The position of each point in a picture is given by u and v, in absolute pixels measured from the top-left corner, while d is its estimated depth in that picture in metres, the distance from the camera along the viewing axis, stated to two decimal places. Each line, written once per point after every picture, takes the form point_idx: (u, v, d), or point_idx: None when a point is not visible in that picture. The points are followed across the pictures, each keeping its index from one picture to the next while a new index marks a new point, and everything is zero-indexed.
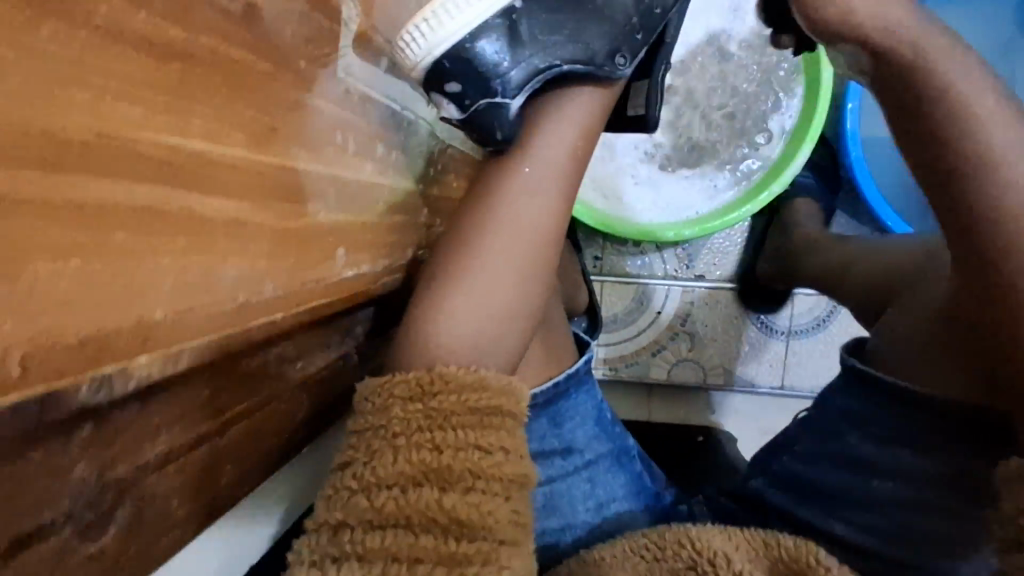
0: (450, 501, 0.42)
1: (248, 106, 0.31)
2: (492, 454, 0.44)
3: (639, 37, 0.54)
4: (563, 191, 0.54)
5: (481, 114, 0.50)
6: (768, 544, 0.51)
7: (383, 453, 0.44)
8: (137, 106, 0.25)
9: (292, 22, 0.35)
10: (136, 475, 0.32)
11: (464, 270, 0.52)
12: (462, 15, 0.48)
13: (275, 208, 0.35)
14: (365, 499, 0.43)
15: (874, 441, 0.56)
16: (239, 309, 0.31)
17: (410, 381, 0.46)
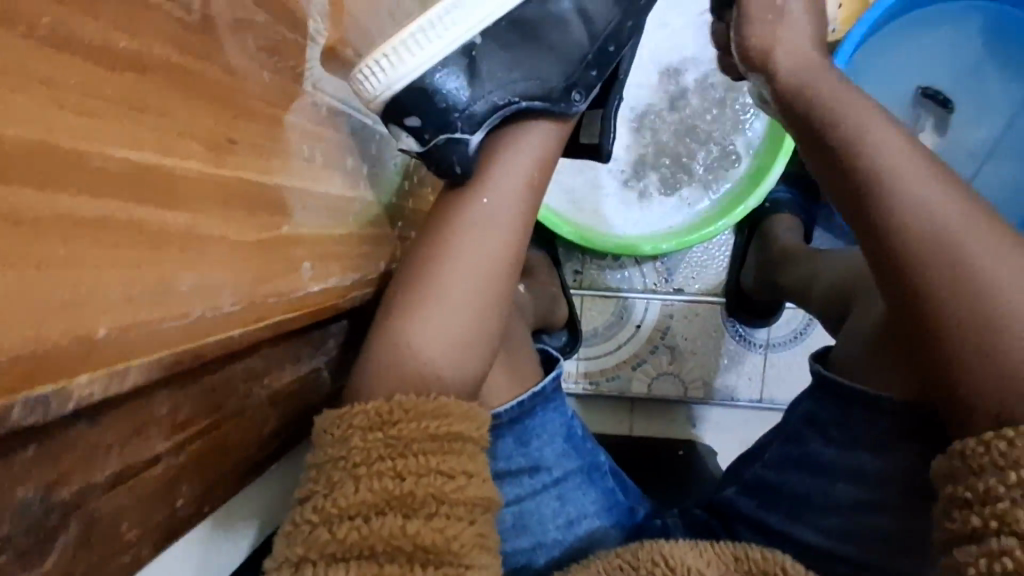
0: (414, 528, 0.42)
1: (211, 120, 0.31)
2: (455, 478, 0.44)
3: (594, 73, 0.58)
4: (519, 218, 0.54)
5: (438, 149, 0.53)
6: (737, 557, 0.51)
7: (343, 484, 0.44)
8: (84, 118, 0.24)
9: (251, 32, 0.35)
10: (85, 495, 0.31)
11: (426, 293, 0.51)
12: (422, 53, 0.51)
13: (243, 221, 0.35)
14: (326, 532, 0.42)
15: (835, 447, 0.59)
16: (191, 325, 0.31)
17: (369, 411, 0.45)
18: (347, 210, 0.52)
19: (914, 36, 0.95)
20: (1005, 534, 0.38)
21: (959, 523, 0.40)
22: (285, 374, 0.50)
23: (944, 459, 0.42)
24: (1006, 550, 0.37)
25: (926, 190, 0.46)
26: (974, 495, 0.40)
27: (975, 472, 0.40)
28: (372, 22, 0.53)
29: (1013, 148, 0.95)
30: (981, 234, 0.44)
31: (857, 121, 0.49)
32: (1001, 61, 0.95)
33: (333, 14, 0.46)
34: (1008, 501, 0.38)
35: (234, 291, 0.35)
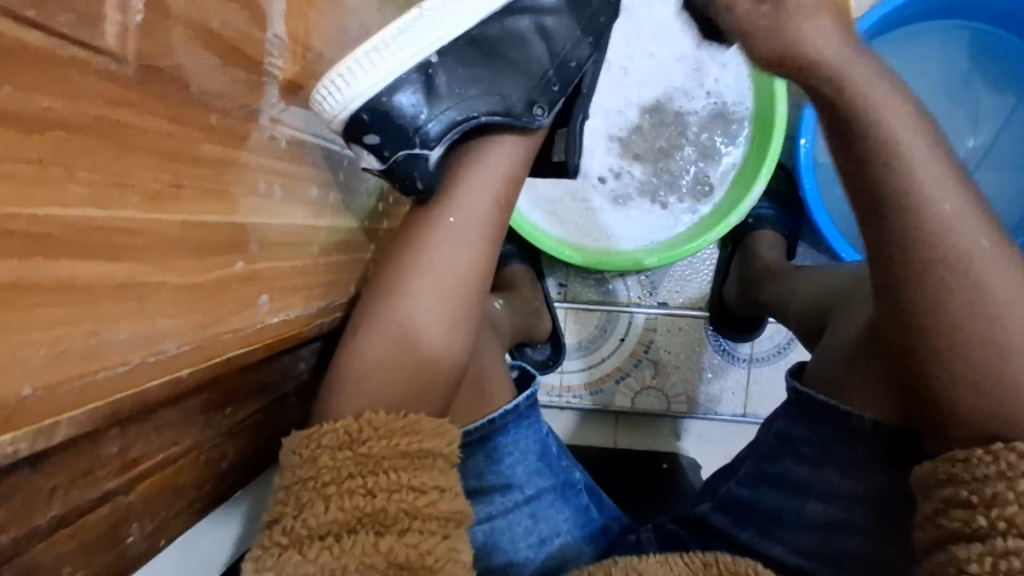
0: (387, 545, 0.40)
1: (150, 170, 0.32)
2: (427, 493, 0.43)
3: (556, 89, 0.57)
4: (490, 232, 0.54)
5: (400, 165, 0.52)
6: (706, 563, 0.55)
7: (313, 504, 0.42)
8: (3, 184, 0.25)
9: (195, 77, 0.35)
10: (23, 542, 0.31)
11: (391, 315, 0.51)
12: (377, 70, 0.49)
13: (190, 262, 0.36)
14: (297, 555, 0.40)
15: (804, 465, 0.60)
16: (131, 371, 0.32)
17: (338, 430, 0.44)
18: (311, 240, 0.51)
19: (898, 51, 0.95)
20: (1013, 535, 0.38)
21: (958, 527, 0.40)
22: (249, 403, 0.49)
23: (941, 467, 0.42)
24: (1012, 549, 0.37)
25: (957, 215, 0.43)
26: (979, 497, 0.40)
27: (979, 476, 0.40)
28: (337, 52, 0.53)
29: (994, 166, 0.95)
30: (1000, 255, 0.43)
31: (912, 134, 0.44)
32: (983, 79, 0.95)
33: (293, 48, 0.46)
34: (1016, 506, 0.38)
35: (179, 336, 0.35)
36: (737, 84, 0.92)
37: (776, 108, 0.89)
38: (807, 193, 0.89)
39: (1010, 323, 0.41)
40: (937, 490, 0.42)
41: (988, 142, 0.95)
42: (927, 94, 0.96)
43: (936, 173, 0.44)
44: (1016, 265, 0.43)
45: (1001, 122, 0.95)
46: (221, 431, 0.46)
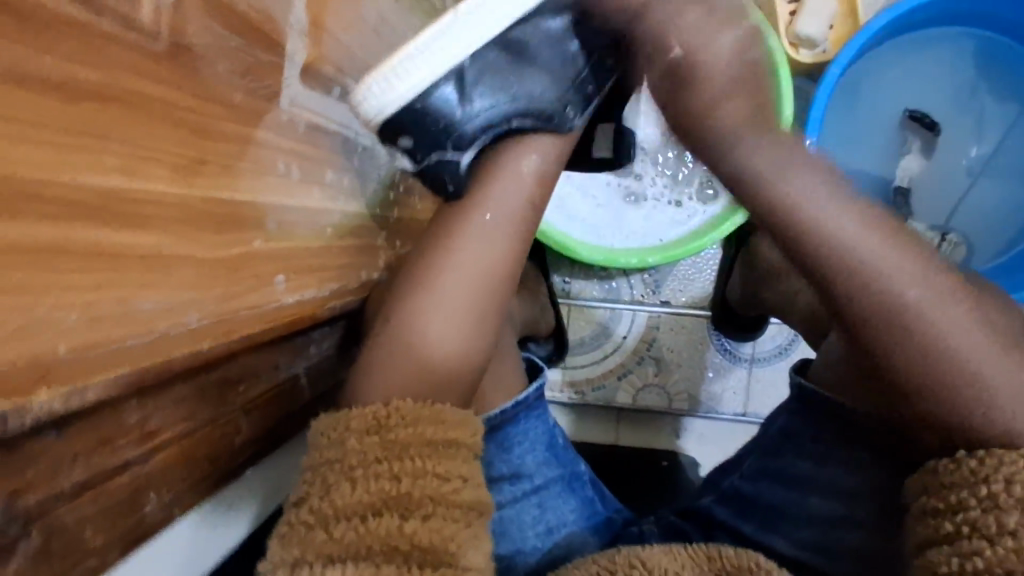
0: (411, 527, 0.39)
1: (177, 144, 0.33)
2: (451, 481, 0.42)
3: (589, 88, 0.57)
4: (519, 235, 0.55)
5: (431, 167, 0.55)
6: (712, 557, 0.55)
7: (338, 485, 0.42)
8: (43, 148, 0.25)
9: (222, 56, 0.36)
10: (46, 504, 0.32)
11: (423, 304, 0.52)
12: (411, 78, 0.51)
13: (210, 237, 0.36)
14: (323, 534, 0.39)
15: (806, 459, 0.61)
16: (155, 341, 0.32)
17: (366, 415, 0.44)
18: (325, 224, 0.52)
19: (907, 59, 0.98)
20: (976, 538, 0.39)
21: (961, 531, 0.40)
22: (262, 381, 0.50)
23: (946, 471, 0.43)
24: (978, 551, 0.39)
25: (893, 268, 0.46)
26: (977, 499, 0.41)
27: (981, 479, 0.41)
28: (355, 40, 0.54)
29: (994, 176, 0.99)
30: (941, 296, 0.45)
31: (803, 182, 0.49)
32: (988, 90, 0.99)
33: (312, 32, 0.47)
34: (978, 511, 0.40)
35: (200, 309, 0.36)
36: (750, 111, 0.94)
37: None
38: None
39: (954, 346, 0.44)
40: (939, 495, 0.43)
41: (990, 152, 0.99)
42: (934, 101, 0.99)
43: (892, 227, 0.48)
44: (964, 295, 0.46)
45: (1003, 133, 0.99)
46: (236, 408, 0.47)
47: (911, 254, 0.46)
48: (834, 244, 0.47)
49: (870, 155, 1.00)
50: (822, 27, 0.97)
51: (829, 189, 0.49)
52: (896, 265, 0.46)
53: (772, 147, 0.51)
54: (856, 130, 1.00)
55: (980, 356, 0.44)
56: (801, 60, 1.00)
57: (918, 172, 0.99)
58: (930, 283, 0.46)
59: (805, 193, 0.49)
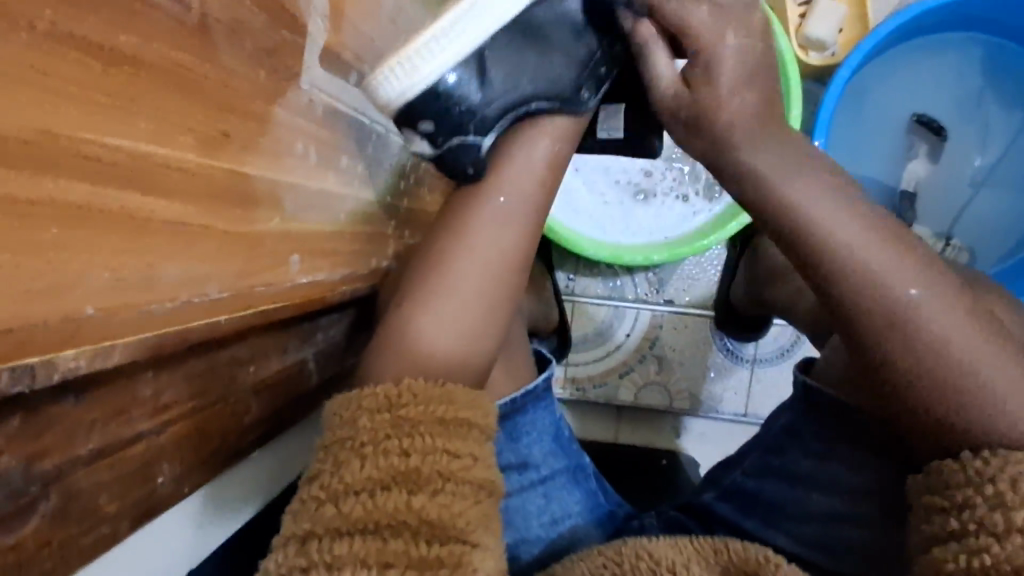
0: (419, 503, 0.40)
1: (204, 117, 0.33)
2: (461, 458, 0.43)
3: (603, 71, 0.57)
4: (532, 219, 0.56)
5: (451, 152, 0.54)
6: (718, 550, 0.56)
7: (348, 462, 0.42)
8: (79, 110, 0.26)
9: (249, 33, 0.37)
10: (64, 468, 0.32)
11: (436, 289, 0.53)
12: (437, 59, 0.50)
13: (230, 212, 0.37)
14: (332, 508, 0.40)
15: (807, 456, 0.62)
16: (178, 308, 0.33)
17: (377, 394, 0.45)
18: (339, 209, 0.52)
19: (916, 65, 0.99)
20: (983, 533, 0.41)
21: (968, 529, 0.41)
22: (271, 362, 0.51)
23: (948, 470, 0.44)
24: (984, 547, 0.40)
25: (888, 266, 0.46)
26: (982, 497, 0.42)
27: (986, 479, 0.42)
28: (372, 26, 0.55)
29: (996, 186, 1.00)
30: (937, 292, 0.46)
31: (810, 191, 0.48)
32: (994, 99, 0.99)
33: (331, 15, 0.47)
34: (986, 508, 0.41)
35: (220, 281, 0.37)
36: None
37: (791, 111, 0.90)
38: None
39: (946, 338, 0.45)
40: (941, 493, 0.44)
41: (994, 162, 1.00)
42: (940, 107, 1.00)
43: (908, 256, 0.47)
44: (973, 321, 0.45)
45: (1008, 143, 0.99)
46: (246, 387, 0.47)
47: (908, 258, 0.46)
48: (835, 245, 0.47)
49: (874, 159, 1.01)
50: (832, 30, 0.98)
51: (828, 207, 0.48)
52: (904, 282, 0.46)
53: (776, 148, 0.50)
54: (860, 135, 1.00)
55: (980, 355, 0.44)
56: (808, 62, 1.01)
57: (922, 176, 1.00)
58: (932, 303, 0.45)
59: (809, 198, 0.48)
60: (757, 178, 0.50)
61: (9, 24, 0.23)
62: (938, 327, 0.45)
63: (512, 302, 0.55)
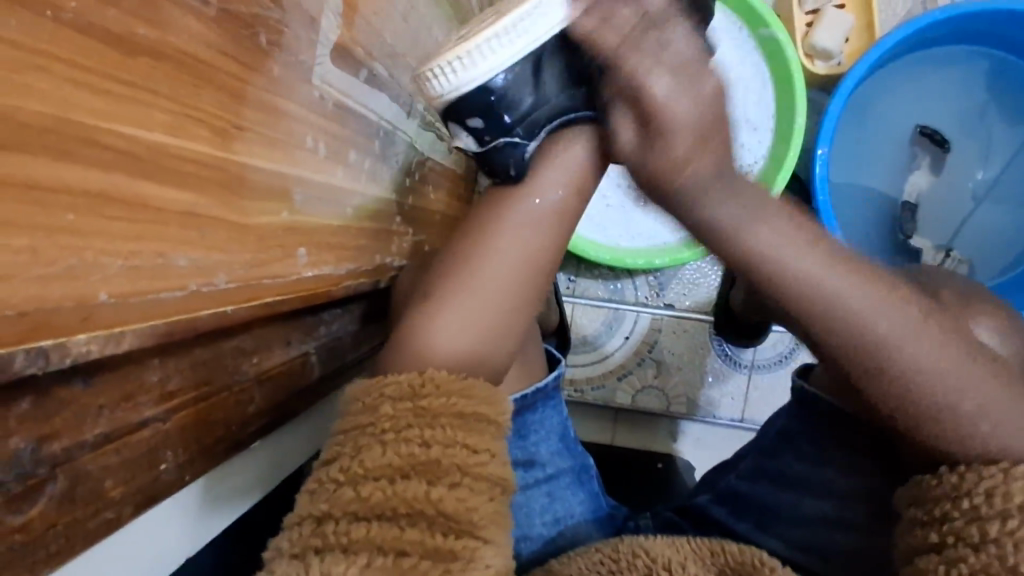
0: (438, 494, 0.41)
1: (218, 108, 0.34)
2: (479, 453, 0.43)
3: None
4: (562, 226, 0.56)
5: (496, 151, 0.55)
6: (715, 551, 0.56)
7: (369, 448, 0.42)
8: (97, 97, 0.26)
9: (263, 27, 0.37)
10: (73, 451, 0.33)
11: (458, 287, 0.53)
12: (493, 59, 0.52)
13: (241, 204, 0.37)
14: (350, 492, 0.41)
15: (800, 459, 0.63)
16: (187, 296, 0.33)
17: (400, 382, 0.45)
18: (347, 203, 0.53)
19: (921, 78, 1.00)
20: (961, 545, 0.44)
21: (946, 541, 0.45)
22: (275, 354, 0.51)
23: (930, 485, 0.47)
24: (960, 558, 0.43)
25: (874, 310, 0.46)
26: (959, 511, 0.45)
27: (963, 493, 0.45)
28: (384, 24, 0.55)
29: (997, 201, 1.01)
30: (929, 334, 0.47)
31: (786, 244, 0.47)
32: (998, 112, 1.00)
33: (344, 12, 0.48)
34: (963, 521, 0.44)
35: (229, 270, 0.37)
36: (760, 148, 0.95)
37: (796, 118, 0.92)
38: (819, 205, 0.91)
39: (926, 377, 0.46)
40: (921, 507, 0.48)
41: (996, 175, 1.00)
42: (945, 120, 1.01)
43: (901, 306, 0.47)
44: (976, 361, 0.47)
45: (1011, 156, 1.00)
46: (249, 377, 0.47)
47: (897, 305, 0.47)
48: (820, 298, 0.47)
49: (877, 170, 1.01)
50: (839, 40, 0.98)
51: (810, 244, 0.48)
52: (894, 330, 0.46)
53: (744, 198, 0.48)
54: (863, 147, 1.01)
55: (979, 393, 0.46)
56: (814, 71, 1.02)
57: (925, 188, 1.01)
58: (932, 348, 0.46)
59: (790, 244, 0.47)
60: (713, 227, 0.48)
61: (33, 11, 0.23)
62: (930, 367, 0.46)
63: (535, 301, 0.55)
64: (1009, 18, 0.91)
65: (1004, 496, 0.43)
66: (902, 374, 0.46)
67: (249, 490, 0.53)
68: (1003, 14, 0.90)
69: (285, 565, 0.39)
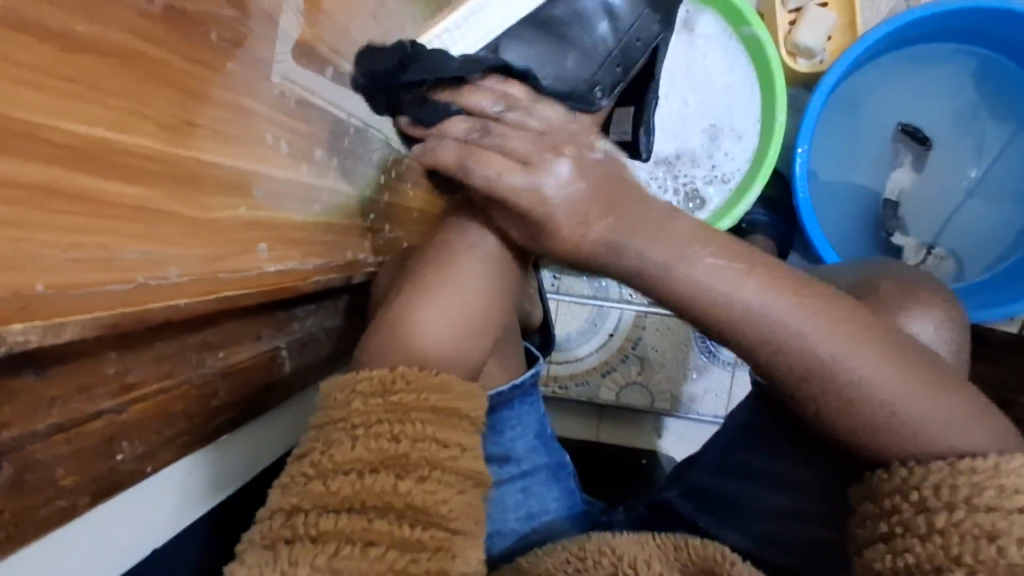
0: (406, 488, 0.41)
1: (168, 105, 0.35)
2: (449, 448, 0.44)
3: (619, 69, 0.60)
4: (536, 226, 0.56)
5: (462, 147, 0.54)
6: (677, 546, 0.58)
7: (339, 442, 0.43)
8: (35, 93, 0.27)
9: (215, 25, 0.38)
10: (24, 439, 0.33)
11: (437, 284, 0.53)
12: (473, 35, 0.55)
13: (193, 198, 0.38)
14: (320, 485, 0.41)
15: (760, 454, 0.63)
16: (135, 289, 0.34)
17: (372, 377, 0.45)
18: (314, 199, 0.54)
19: (913, 75, 1.00)
20: (907, 537, 0.43)
21: (896, 533, 0.44)
22: (243, 348, 0.52)
23: (879, 481, 0.46)
24: (906, 549, 0.43)
25: (816, 335, 0.45)
26: (909, 503, 0.44)
27: (910, 487, 0.44)
28: (352, 22, 0.56)
29: (985, 198, 1.01)
30: (884, 356, 0.45)
31: (724, 274, 0.46)
32: (989, 110, 1.00)
33: (306, 10, 0.48)
34: (911, 513, 0.43)
35: (182, 263, 0.38)
36: (742, 155, 0.96)
37: (776, 117, 0.92)
38: (800, 203, 0.91)
39: (875, 398, 0.45)
40: (872, 501, 0.47)
41: (985, 173, 1.01)
42: (936, 117, 1.01)
43: (855, 332, 0.46)
44: (935, 380, 0.46)
45: (1001, 154, 1.01)
46: (214, 371, 0.48)
47: (849, 334, 0.45)
48: (772, 333, 0.45)
49: (864, 168, 1.02)
50: (821, 38, 0.99)
51: (754, 280, 0.46)
52: (851, 360, 0.45)
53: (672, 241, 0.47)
54: (850, 146, 1.02)
55: (939, 409, 0.45)
56: (797, 69, 1.02)
57: (907, 185, 1.02)
58: (891, 375, 0.45)
59: (728, 279, 0.46)
60: (648, 270, 0.47)
61: None
62: (890, 391, 0.45)
63: (510, 300, 0.56)
64: (1005, 17, 0.91)
65: (950, 489, 0.42)
66: (853, 395, 0.45)
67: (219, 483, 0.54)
68: (996, 13, 0.90)
69: (256, 552, 0.40)
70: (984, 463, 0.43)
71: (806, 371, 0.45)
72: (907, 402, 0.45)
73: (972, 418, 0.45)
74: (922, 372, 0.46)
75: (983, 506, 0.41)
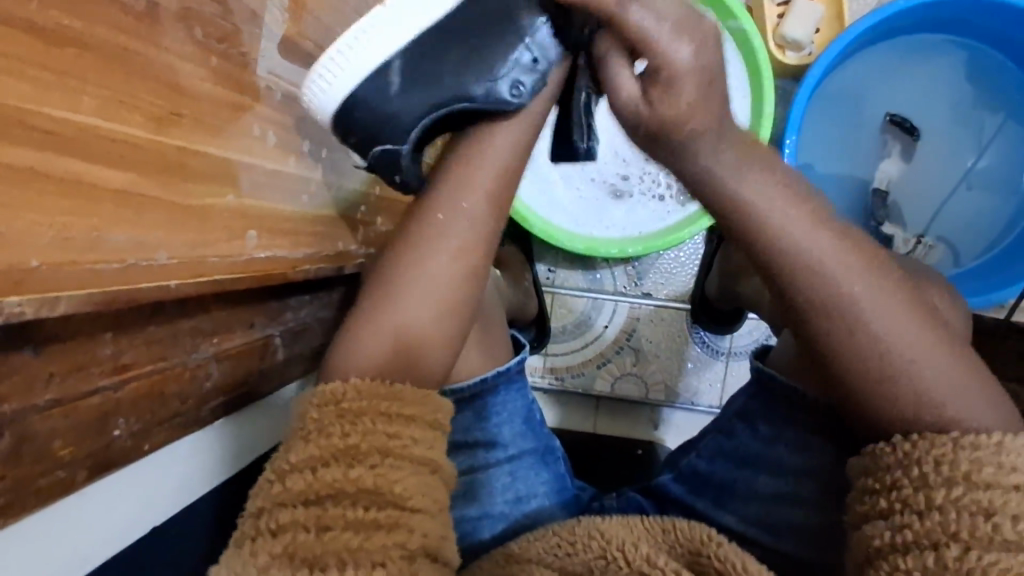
0: (356, 473, 0.43)
1: (152, 97, 0.38)
2: (401, 437, 0.45)
3: (538, 64, 0.52)
4: (473, 232, 0.52)
5: (378, 161, 0.54)
6: (666, 529, 0.58)
7: (295, 446, 0.45)
8: (25, 84, 0.31)
9: (195, 21, 0.41)
10: (21, 411, 0.36)
11: (378, 305, 0.52)
12: (348, 72, 0.52)
13: (179, 184, 0.41)
14: (279, 485, 0.43)
15: (752, 436, 0.65)
16: (126, 269, 0.36)
17: (324, 391, 0.47)
18: (302, 191, 0.56)
19: (906, 68, 1.01)
20: (907, 512, 0.41)
21: (895, 508, 0.42)
22: (235, 336, 0.54)
23: (884, 453, 0.44)
24: (906, 524, 0.40)
25: (830, 250, 0.44)
26: (909, 479, 0.42)
27: (913, 461, 0.42)
28: (336, 20, 0.58)
29: (980, 187, 1.02)
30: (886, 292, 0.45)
31: (768, 199, 0.45)
32: (985, 101, 1.01)
33: (289, 6, 0.51)
34: (910, 489, 0.41)
35: (169, 248, 0.40)
36: None
37: (765, 107, 0.94)
38: None
39: (877, 333, 0.44)
40: (871, 476, 0.44)
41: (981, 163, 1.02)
42: (933, 109, 1.02)
43: (873, 268, 0.45)
44: (943, 343, 0.45)
45: (998, 144, 1.01)
46: (207, 355, 0.50)
47: (874, 273, 0.45)
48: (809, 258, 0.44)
49: (856, 160, 1.04)
50: (809, 30, 1.00)
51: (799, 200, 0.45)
52: (877, 304, 0.44)
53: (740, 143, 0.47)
54: (839, 139, 1.04)
55: (949, 382, 0.44)
56: (786, 62, 1.04)
57: (895, 175, 1.03)
58: (905, 330, 0.44)
59: (768, 182, 0.45)
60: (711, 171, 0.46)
61: None
62: (912, 347, 0.44)
63: (462, 308, 0.53)
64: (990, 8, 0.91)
65: (950, 464, 0.41)
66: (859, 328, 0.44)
67: (218, 470, 0.55)
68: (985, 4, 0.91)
69: (230, 550, 0.42)
70: (986, 440, 0.41)
71: (829, 315, 0.44)
72: (915, 368, 0.44)
73: (972, 389, 0.45)
74: (928, 320, 0.45)
75: (981, 482, 0.40)
